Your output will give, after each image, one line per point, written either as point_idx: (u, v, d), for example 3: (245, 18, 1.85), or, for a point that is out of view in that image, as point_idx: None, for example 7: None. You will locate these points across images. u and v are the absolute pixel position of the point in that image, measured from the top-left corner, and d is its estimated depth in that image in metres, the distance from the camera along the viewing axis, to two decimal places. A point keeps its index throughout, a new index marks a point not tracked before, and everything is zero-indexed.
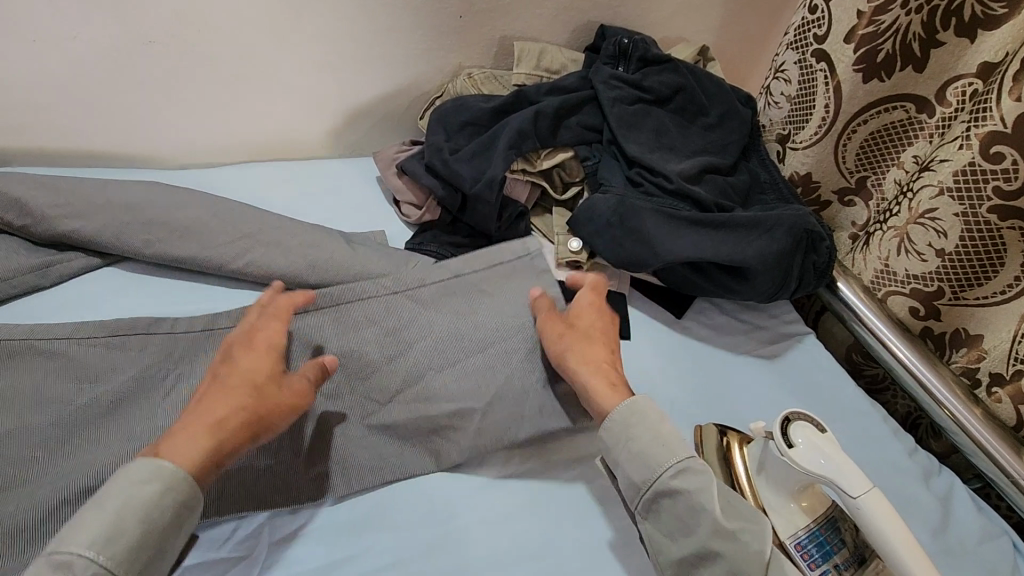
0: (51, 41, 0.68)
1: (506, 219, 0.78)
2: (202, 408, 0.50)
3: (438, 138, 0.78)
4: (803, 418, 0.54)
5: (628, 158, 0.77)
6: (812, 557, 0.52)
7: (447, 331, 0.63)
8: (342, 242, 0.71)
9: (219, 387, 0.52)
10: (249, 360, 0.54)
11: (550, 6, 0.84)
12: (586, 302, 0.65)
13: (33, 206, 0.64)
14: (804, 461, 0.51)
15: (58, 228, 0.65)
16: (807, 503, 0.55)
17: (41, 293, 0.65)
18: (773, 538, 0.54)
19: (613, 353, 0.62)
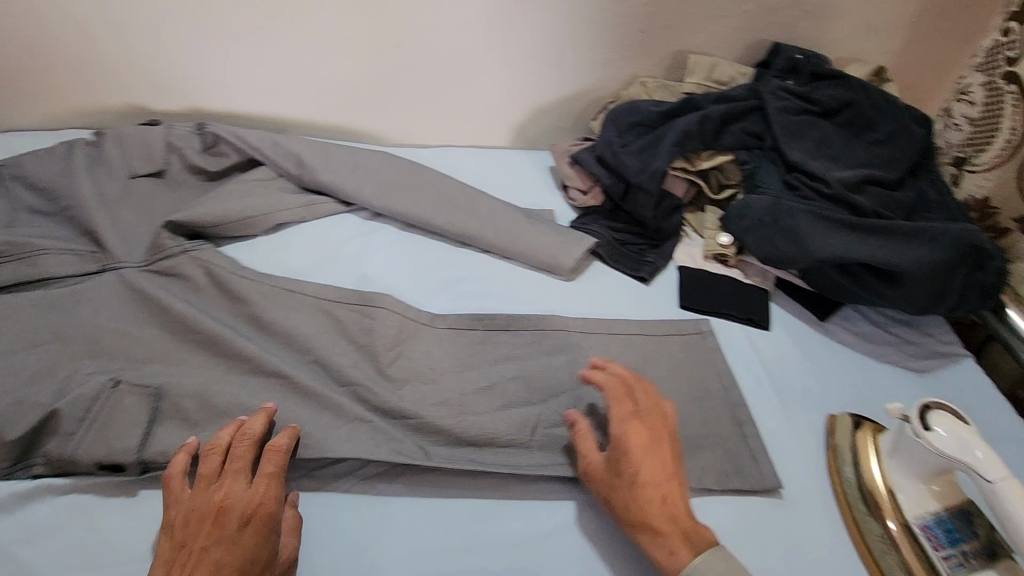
0: (329, 41, 0.89)
1: (662, 210, 0.86)
2: (199, 567, 0.49)
3: (609, 134, 0.88)
4: (944, 408, 0.56)
5: (788, 164, 0.82)
6: (938, 538, 0.56)
7: (623, 360, 0.71)
8: (521, 216, 0.84)
9: (222, 546, 0.49)
10: (196, 499, 0.53)
11: (726, 25, 0.92)
12: (625, 439, 0.57)
13: (307, 161, 0.84)
14: (940, 447, 0.54)
15: (320, 178, 0.83)
16: (939, 489, 0.58)
17: (303, 226, 0.83)
18: (899, 519, 0.58)
19: (669, 496, 0.55)
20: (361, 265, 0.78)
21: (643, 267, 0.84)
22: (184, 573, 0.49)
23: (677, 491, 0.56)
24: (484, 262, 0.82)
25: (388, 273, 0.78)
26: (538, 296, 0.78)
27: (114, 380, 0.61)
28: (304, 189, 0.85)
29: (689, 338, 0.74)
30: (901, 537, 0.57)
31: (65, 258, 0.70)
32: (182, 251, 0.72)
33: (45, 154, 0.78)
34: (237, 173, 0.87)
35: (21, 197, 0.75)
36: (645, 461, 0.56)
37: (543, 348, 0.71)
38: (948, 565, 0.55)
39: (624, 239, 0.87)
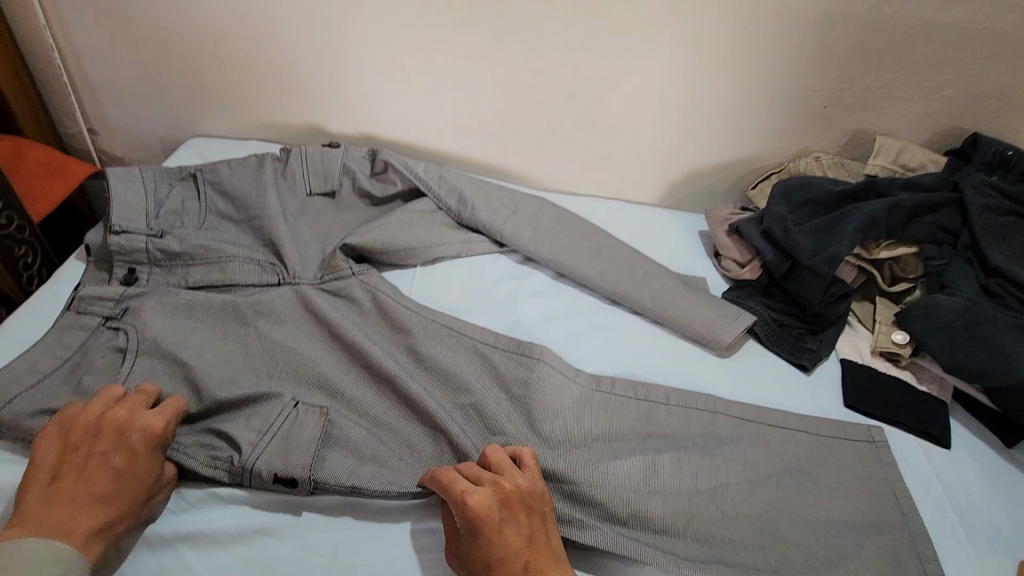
0: (504, 85, 0.91)
1: (829, 295, 0.81)
2: (88, 477, 0.53)
3: (780, 209, 0.84)
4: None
5: (988, 268, 0.74)
6: None
7: (783, 458, 0.66)
8: (679, 284, 0.81)
9: (98, 461, 0.54)
10: (114, 427, 0.55)
11: (920, 108, 0.87)
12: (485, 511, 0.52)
13: (468, 199, 0.84)
14: None
15: (480, 219, 0.83)
16: None
17: (459, 262, 0.83)
18: None
19: (533, 563, 0.51)
20: (514, 310, 0.78)
21: (804, 353, 0.78)
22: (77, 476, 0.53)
23: (539, 555, 0.52)
24: (638, 326, 0.80)
25: (540, 321, 0.78)
26: (691, 370, 0.75)
27: (295, 401, 0.64)
28: (464, 227, 0.85)
29: (855, 443, 0.69)
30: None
31: (251, 269, 0.74)
32: (353, 274, 0.74)
33: (238, 163, 0.81)
34: (400, 200, 0.87)
35: (212, 201, 0.79)
36: (495, 538, 0.52)
37: (697, 431, 0.67)
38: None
39: (782, 320, 0.82)
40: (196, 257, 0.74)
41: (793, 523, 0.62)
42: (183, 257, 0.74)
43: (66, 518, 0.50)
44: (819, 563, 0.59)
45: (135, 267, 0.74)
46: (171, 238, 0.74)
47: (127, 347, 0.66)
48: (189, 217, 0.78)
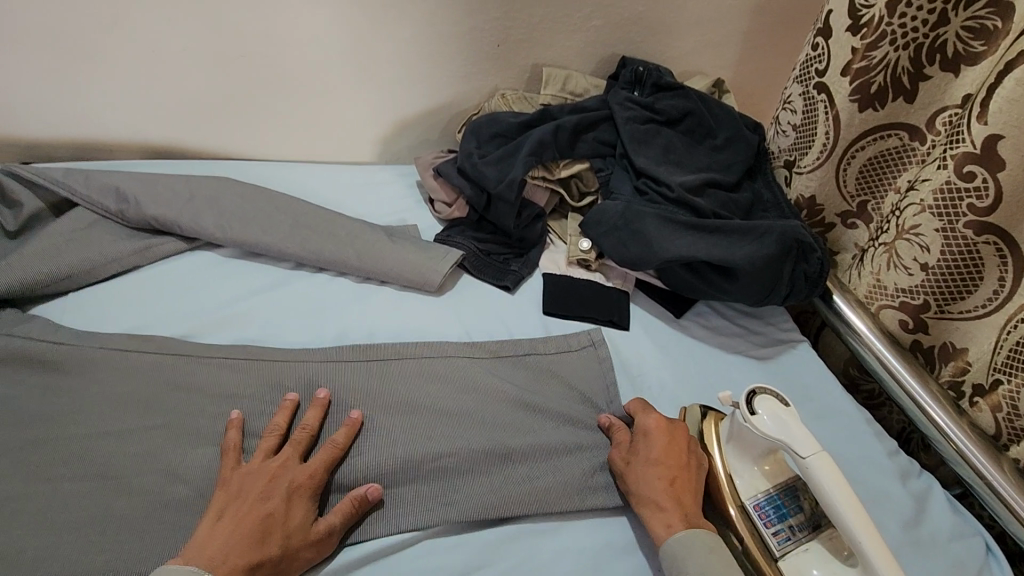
0: (163, 54, 0.83)
1: (525, 219, 0.88)
2: (249, 525, 0.52)
3: (470, 146, 0.89)
4: (768, 392, 0.59)
5: (636, 170, 0.86)
6: (769, 516, 0.57)
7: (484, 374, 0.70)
8: (383, 235, 0.81)
9: (251, 502, 0.53)
10: (247, 472, 0.56)
11: (577, 39, 0.96)
12: (658, 445, 0.61)
13: (129, 192, 0.75)
14: (766, 429, 0.57)
15: (146, 213, 0.74)
16: (770, 468, 0.60)
17: (133, 274, 0.73)
18: (736, 499, 0.59)
19: (678, 479, 0.60)
20: (195, 316, 0.70)
21: (508, 276, 0.84)
22: (230, 521, 0.52)
23: (687, 475, 0.60)
24: (347, 289, 0.78)
25: (231, 316, 0.71)
26: (406, 317, 0.76)
27: None
28: (134, 231, 0.76)
29: (549, 344, 0.75)
30: (735, 517, 0.58)
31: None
32: None
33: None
34: (47, 212, 0.75)
35: None
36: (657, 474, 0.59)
37: (407, 373, 0.69)
38: (777, 541, 0.56)
39: (489, 249, 0.87)
40: None
41: (495, 432, 0.66)
42: None
43: (216, 551, 0.50)
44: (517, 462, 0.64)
45: None
46: None
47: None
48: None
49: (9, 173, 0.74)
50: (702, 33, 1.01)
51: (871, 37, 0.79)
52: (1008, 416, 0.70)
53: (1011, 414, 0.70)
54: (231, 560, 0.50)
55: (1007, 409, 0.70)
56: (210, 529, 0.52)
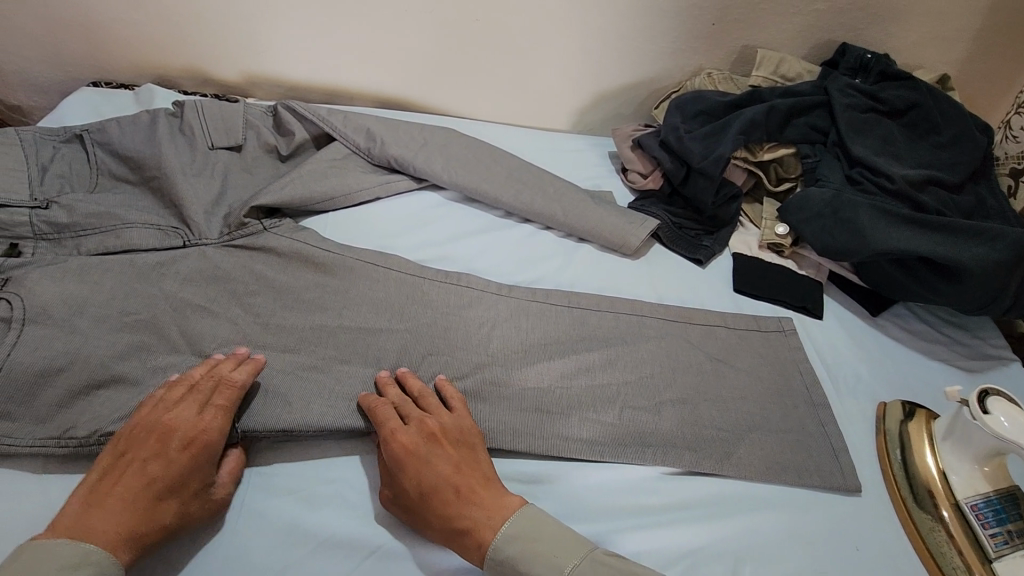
0: (411, 14, 0.93)
1: (721, 197, 0.89)
2: (137, 485, 0.52)
3: (675, 121, 0.91)
4: (1003, 395, 0.57)
5: (851, 159, 0.84)
6: (986, 518, 0.58)
7: (680, 339, 0.73)
8: (586, 197, 0.86)
9: (140, 462, 0.53)
10: (142, 424, 0.55)
11: (797, 22, 0.94)
12: (407, 450, 0.56)
13: (376, 133, 0.85)
14: (999, 428, 0.55)
15: (389, 152, 0.84)
16: (990, 472, 0.60)
17: (375, 205, 0.84)
18: (949, 497, 0.60)
19: (461, 485, 0.55)
20: (430, 246, 0.80)
21: (700, 250, 0.86)
22: (114, 486, 0.52)
23: (470, 480, 0.56)
24: (549, 242, 0.84)
25: (456, 251, 0.80)
26: (602, 274, 0.81)
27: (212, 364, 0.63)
28: (376, 168, 0.86)
29: (746, 323, 0.76)
30: (951, 519, 0.59)
31: (151, 233, 0.71)
32: (262, 229, 0.73)
33: (127, 121, 0.78)
34: (310, 145, 0.87)
35: (104, 162, 0.76)
36: (418, 469, 0.55)
37: (614, 329, 0.73)
38: (994, 543, 0.57)
39: (682, 223, 0.90)
40: (89, 226, 0.70)
41: (686, 389, 0.68)
42: (72, 228, 0.70)
43: (104, 522, 0.50)
44: (712, 423, 0.66)
45: (19, 242, 0.69)
46: (59, 210, 0.70)
47: (9, 314, 0.61)
48: (79, 181, 0.75)
49: (284, 108, 0.87)
50: (938, 23, 0.94)
51: None
52: None
53: None
54: (118, 528, 0.50)
55: None
56: (89, 495, 0.51)
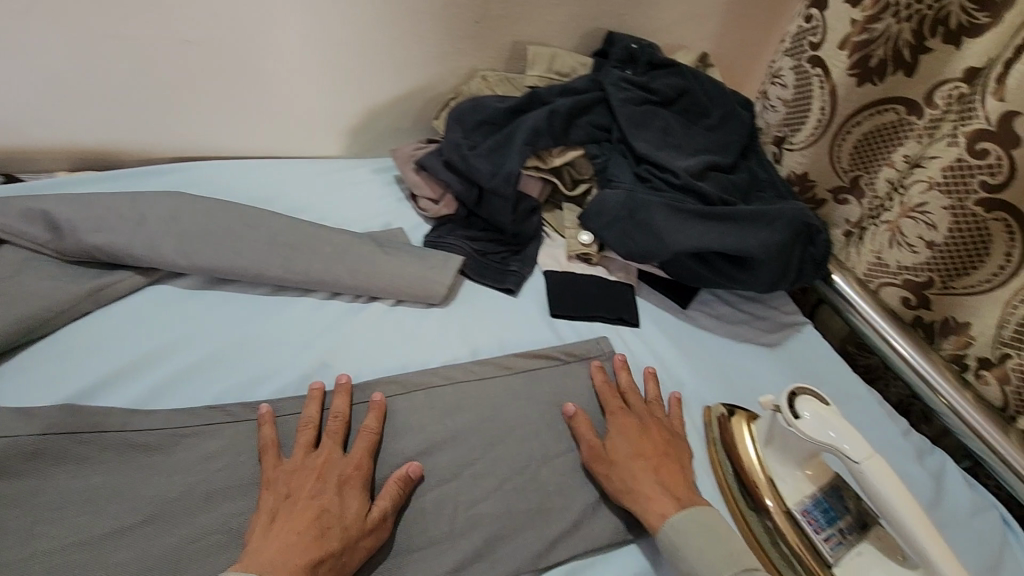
0: (92, 42, 0.74)
1: (520, 213, 0.82)
2: (303, 521, 0.49)
3: (455, 136, 0.81)
4: (810, 392, 0.58)
5: (636, 156, 0.82)
6: (818, 521, 0.56)
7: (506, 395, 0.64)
8: (374, 246, 0.73)
9: (304, 500, 0.51)
10: (292, 471, 0.53)
11: (561, 13, 0.89)
12: (337, 481, 0.53)
13: (59, 216, 0.63)
14: (812, 432, 0.54)
15: (86, 242, 0.63)
16: (812, 472, 0.59)
17: (84, 320, 0.63)
18: (781, 507, 0.57)
19: (355, 524, 0.50)
20: (157, 374, 0.59)
21: (508, 277, 0.78)
22: (286, 525, 0.49)
23: (364, 515, 0.51)
24: (337, 312, 0.69)
25: (205, 358, 0.62)
26: (408, 336, 0.69)
27: None
28: (77, 262, 0.65)
29: (572, 365, 0.70)
30: (780, 517, 0.57)
31: None
32: None
33: None
34: None
35: None
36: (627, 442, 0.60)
37: (431, 413, 0.61)
38: (829, 546, 0.55)
39: (485, 248, 0.81)
40: None
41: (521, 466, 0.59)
42: None
43: (274, 557, 0.47)
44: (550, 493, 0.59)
45: None
46: None
47: None
48: None
49: None
50: (688, 3, 0.96)
51: (872, 10, 0.77)
52: (1015, 388, 0.70)
53: (1018, 385, 0.70)
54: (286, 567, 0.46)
55: (1015, 380, 0.70)
56: (264, 535, 0.49)
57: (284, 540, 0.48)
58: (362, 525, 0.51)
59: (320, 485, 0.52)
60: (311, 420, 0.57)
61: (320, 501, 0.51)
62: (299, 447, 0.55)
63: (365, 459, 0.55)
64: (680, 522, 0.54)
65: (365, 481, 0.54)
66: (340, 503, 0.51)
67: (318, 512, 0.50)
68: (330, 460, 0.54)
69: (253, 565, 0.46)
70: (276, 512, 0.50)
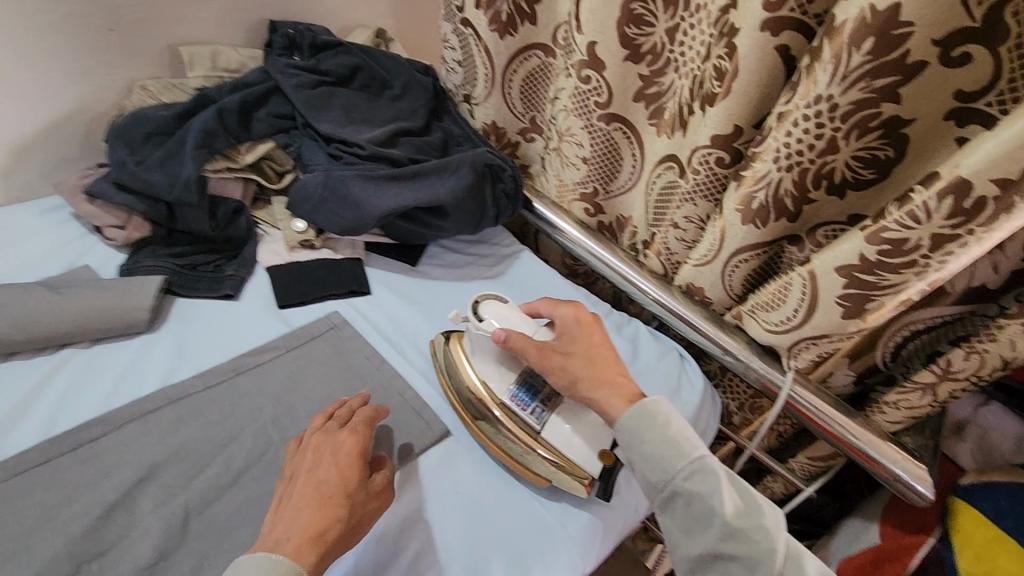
0: None
1: (222, 218, 0.80)
2: (308, 498, 0.54)
3: (120, 154, 0.77)
4: (491, 299, 0.71)
5: (324, 137, 0.85)
6: (524, 401, 0.67)
7: (237, 395, 0.66)
8: (44, 290, 0.67)
9: (305, 477, 0.56)
10: (311, 453, 0.58)
11: (211, 9, 0.87)
12: (343, 452, 0.58)
13: None
14: (492, 325, 0.69)
15: None
16: (511, 368, 0.69)
17: None
18: (495, 401, 0.67)
19: (347, 500, 0.55)
20: None
21: (225, 283, 0.77)
22: (296, 503, 0.54)
23: (352, 488, 0.56)
24: (17, 368, 0.64)
25: None
26: (117, 370, 0.66)
27: None
28: None
29: (307, 349, 0.73)
30: (518, 428, 0.66)
31: None
32: None
33: None
34: None
35: None
36: (590, 334, 0.68)
37: (149, 435, 0.60)
38: (536, 417, 0.66)
39: (194, 261, 0.78)
40: None
41: (267, 457, 0.61)
42: None
43: (305, 525, 0.52)
44: None
45: None
46: None
47: None
48: None
49: None
50: None
51: None
52: (667, 256, 0.89)
53: (668, 254, 0.88)
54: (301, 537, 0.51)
55: (665, 251, 0.88)
56: (294, 511, 0.53)
57: (291, 517, 0.52)
58: (367, 489, 0.58)
59: (317, 461, 0.57)
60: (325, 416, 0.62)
61: (317, 475, 0.56)
62: (315, 429, 0.61)
63: (361, 426, 0.61)
64: (641, 413, 0.60)
65: (366, 441, 0.60)
66: (343, 473, 0.56)
67: (318, 489, 0.55)
68: (328, 434, 0.60)
69: (270, 539, 0.51)
70: (285, 497, 0.55)
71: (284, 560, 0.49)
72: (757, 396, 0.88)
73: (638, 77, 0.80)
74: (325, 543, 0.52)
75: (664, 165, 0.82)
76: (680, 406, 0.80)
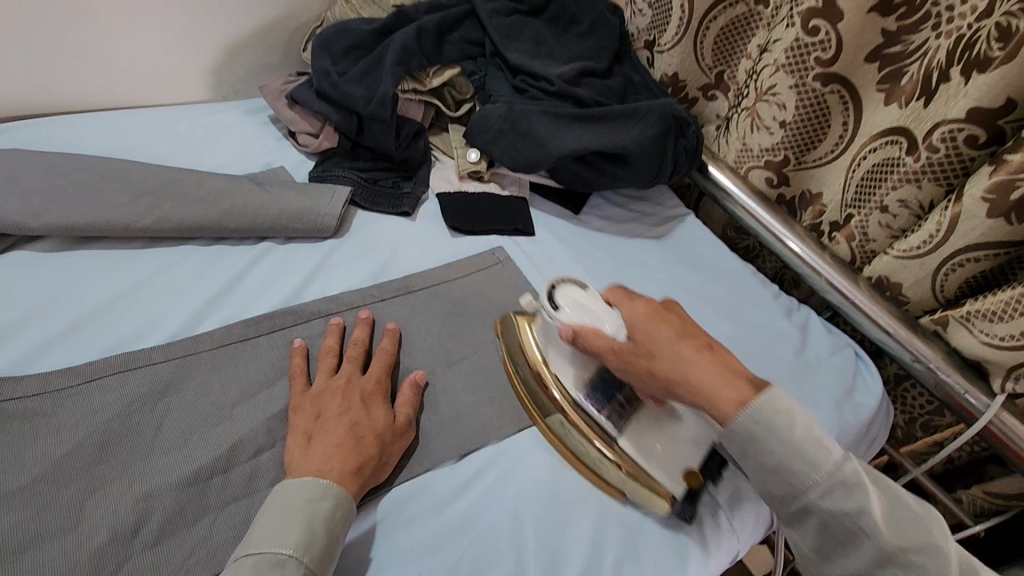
0: None
1: (404, 137, 0.81)
2: (340, 432, 0.53)
3: (324, 64, 0.80)
4: (569, 283, 0.61)
5: (512, 68, 0.83)
6: (597, 401, 0.59)
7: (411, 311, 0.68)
8: (252, 184, 0.71)
9: (335, 416, 0.54)
10: (317, 394, 0.57)
11: None
12: (364, 391, 0.57)
13: None
14: (571, 315, 0.58)
15: None
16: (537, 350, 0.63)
17: None
18: (562, 388, 0.61)
19: (379, 443, 0.54)
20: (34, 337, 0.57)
21: (403, 201, 0.79)
22: (321, 440, 0.53)
23: (383, 432, 0.55)
24: (224, 253, 0.69)
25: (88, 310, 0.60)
26: (305, 270, 0.69)
27: None
28: None
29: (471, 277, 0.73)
30: (587, 424, 0.59)
31: None
32: None
33: None
34: None
35: None
36: (666, 327, 0.55)
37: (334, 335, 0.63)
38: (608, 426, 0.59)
39: (375, 177, 0.80)
40: None
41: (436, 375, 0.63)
42: None
43: (340, 463, 0.51)
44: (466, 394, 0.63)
45: None
46: None
47: None
48: None
49: None
50: None
51: None
52: (860, 242, 0.79)
53: (862, 239, 0.79)
54: (337, 468, 0.51)
55: (859, 235, 0.79)
56: (326, 447, 0.52)
57: (325, 451, 0.52)
58: (396, 430, 0.56)
59: (346, 405, 0.56)
60: (332, 349, 0.61)
61: (349, 416, 0.54)
62: (323, 371, 0.59)
63: (383, 375, 0.60)
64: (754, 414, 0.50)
65: (387, 389, 0.59)
66: (368, 415, 0.55)
67: (350, 424, 0.54)
68: (351, 380, 0.58)
69: (310, 469, 0.50)
70: (313, 433, 0.54)
71: (331, 490, 0.49)
72: (937, 411, 0.79)
73: (880, 33, 0.71)
74: (361, 479, 0.52)
75: (886, 140, 0.72)
76: (854, 409, 0.72)
